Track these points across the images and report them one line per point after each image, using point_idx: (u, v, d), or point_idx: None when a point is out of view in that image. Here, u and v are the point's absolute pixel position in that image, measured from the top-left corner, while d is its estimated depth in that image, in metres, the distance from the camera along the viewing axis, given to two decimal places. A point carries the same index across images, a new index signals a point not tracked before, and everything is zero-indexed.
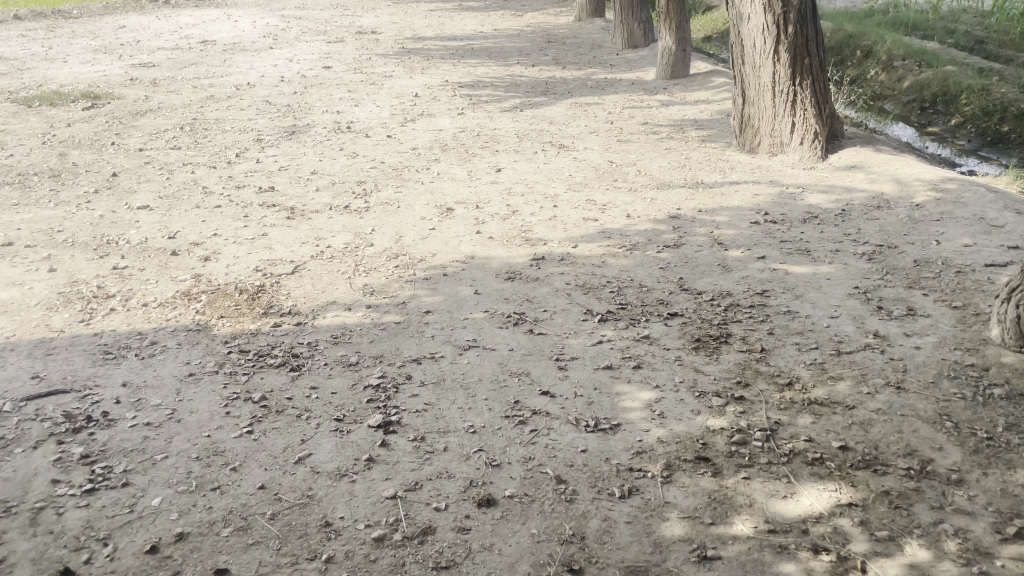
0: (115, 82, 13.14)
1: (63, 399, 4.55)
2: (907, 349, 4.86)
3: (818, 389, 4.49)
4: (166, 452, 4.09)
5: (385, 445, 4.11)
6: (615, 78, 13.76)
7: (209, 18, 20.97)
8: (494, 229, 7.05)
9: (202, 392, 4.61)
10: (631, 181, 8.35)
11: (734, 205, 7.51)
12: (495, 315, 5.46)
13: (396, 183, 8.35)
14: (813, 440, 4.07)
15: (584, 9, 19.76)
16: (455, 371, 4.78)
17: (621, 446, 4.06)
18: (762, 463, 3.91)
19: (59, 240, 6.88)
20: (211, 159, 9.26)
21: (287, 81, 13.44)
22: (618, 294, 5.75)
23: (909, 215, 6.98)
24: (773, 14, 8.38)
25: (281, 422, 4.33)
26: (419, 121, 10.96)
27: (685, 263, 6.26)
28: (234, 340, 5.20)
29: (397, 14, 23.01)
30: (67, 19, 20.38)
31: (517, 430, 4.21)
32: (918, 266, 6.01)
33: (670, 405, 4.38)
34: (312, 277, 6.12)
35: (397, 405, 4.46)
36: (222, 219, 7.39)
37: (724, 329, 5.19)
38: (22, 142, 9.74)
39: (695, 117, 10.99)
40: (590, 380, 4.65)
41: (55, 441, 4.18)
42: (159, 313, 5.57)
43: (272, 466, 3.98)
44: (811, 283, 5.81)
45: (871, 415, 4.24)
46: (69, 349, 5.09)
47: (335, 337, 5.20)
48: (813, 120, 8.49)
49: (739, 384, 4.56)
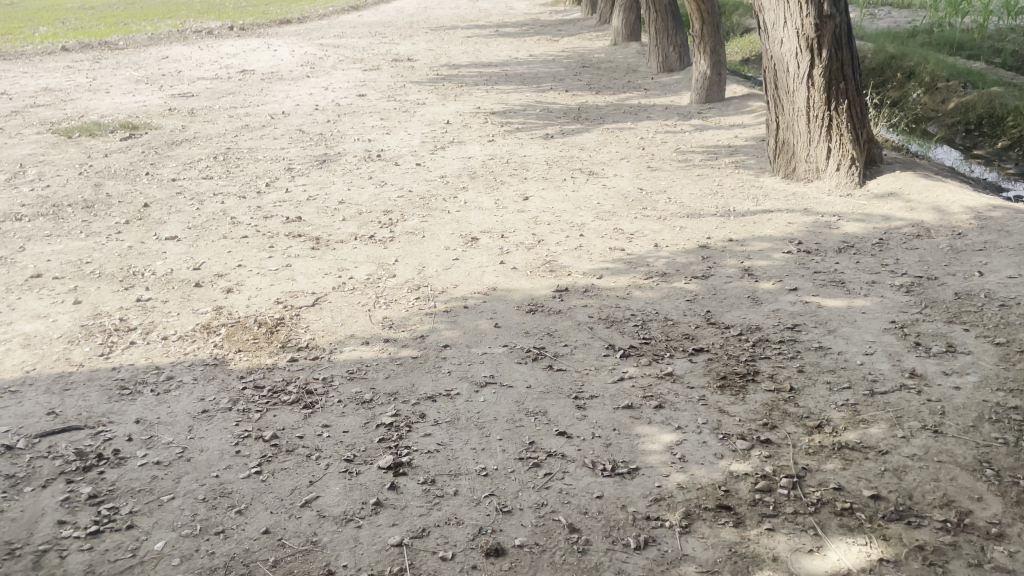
0: (154, 112, 13.39)
1: (76, 436, 4.52)
2: (946, 389, 4.61)
3: (850, 432, 4.27)
4: (173, 493, 4.02)
5: (394, 488, 3.99)
6: (649, 103, 13.63)
7: (249, 47, 21.38)
8: (519, 259, 6.95)
9: (213, 430, 4.54)
10: (661, 210, 8.18)
11: (767, 234, 7.30)
12: (514, 349, 5.33)
13: (423, 212, 8.30)
14: (842, 488, 3.85)
15: (620, 33, 19.71)
16: (471, 410, 4.65)
17: (639, 492, 3.88)
18: (788, 514, 3.70)
19: (87, 272, 6.93)
20: (242, 189, 9.33)
21: (321, 110, 13.55)
22: (642, 328, 5.58)
23: (950, 245, 6.71)
24: (806, 38, 8.18)
25: (291, 462, 4.24)
26: (449, 149, 10.95)
27: (713, 295, 6.07)
28: (250, 375, 5.14)
29: (433, 41, 23.21)
30: (113, 50, 20.91)
31: (530, 474, 4.06)
32: (959, 300, 5.74)
33: (692, 448, 4.19)
34: (332, 309, 6.07)
35: (408, 445, 4.34)
36: (248, 249, 7.40)
37: (751, 366, 4.99)
38: (59, 173, 9.92)
39: (729, 142, 10.81)
40: (609, 420, 4.48)
41: (64, 480, 4.14)
42: (178, 347, 5.55)
43: (278, 509, 3.88)
44: (845, 317, 5.58)
45: (905, 461, 4.01)
46: (87, 384, 5.08)
47: (351, 373, 5.12)
48: (850, 146, 8.25)
49: (765, 426, 4.36)
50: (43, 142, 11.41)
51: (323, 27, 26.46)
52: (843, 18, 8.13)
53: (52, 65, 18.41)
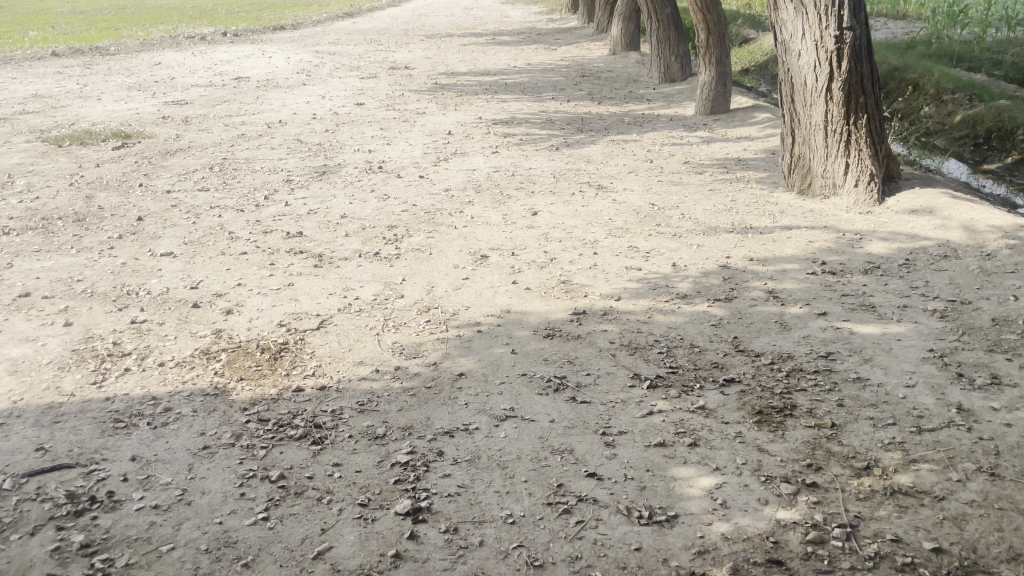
0: (147, 120, 13.05)
1: (67, 475, 4.19)
2: (997, 427, 4.33)
3: (900, 475, 3.99)
4: (173, 543, 3.70)
5: (413, 538, 3.69)
6: (654, 114, 13.37)
7: (243, 53, 21.03)
8: (531, 279, 6.65)
9: (215, 469, 4.22)
10: (675, 226, 7.92)
11: (788, 253, 7.04)
12: (534, 379, 5.03)
13: (429, 227, 8.00)
14: (901, 539, 3.56)
15: (619, 43, 19.46)
16: (492, 447, 4.35)
17: (681, 544, 3.59)
18: (845, 570, 3.41)
19: (78, 290, 6.60)
20: (239, 202, 9.00)
21: (319, 119, 13.25)
22: (667, 355, 5.29)
23: (981, 266, 6.46)
24: (826, 51, 7.92)
25: (300, 507, 3.92)
26: (452, 160, 10.67)
27: (739, 319, 5.79)
28: (253, 407, 4.82)
29: (430, 49, 22.88)
30: (104, 55, 20.57)
31: (561, 521, 3.76)
32: (996, 326, 5.49)
33: (733, 493, 3.90)
34: (338, 333, 5.75)
35: (427, 488, 4.04)
36: (247, 267, 7.08)
37: (787, 400, 4.70)
38: (49, 184, 9.59)
39: (739, 155, 10.56)
40: (642, 460, 4.19)
41: (54, 527, 3.81)
42: (176, 374, 5.23)
43: (288, 562, 3.57)
44: (880, 345, 5.30)
45: (964, 509, 3.73)
46: (78, 417, 4.74)
47: (361, 405, 4.80)
48: (869, 162, 8.00)
49: (810, 468, 4.07)
50: (32, 151, 11.06)
51: (317, 34, 26.17)
52: (863, 30, 7.86)
53: (41, 70, 18.03)
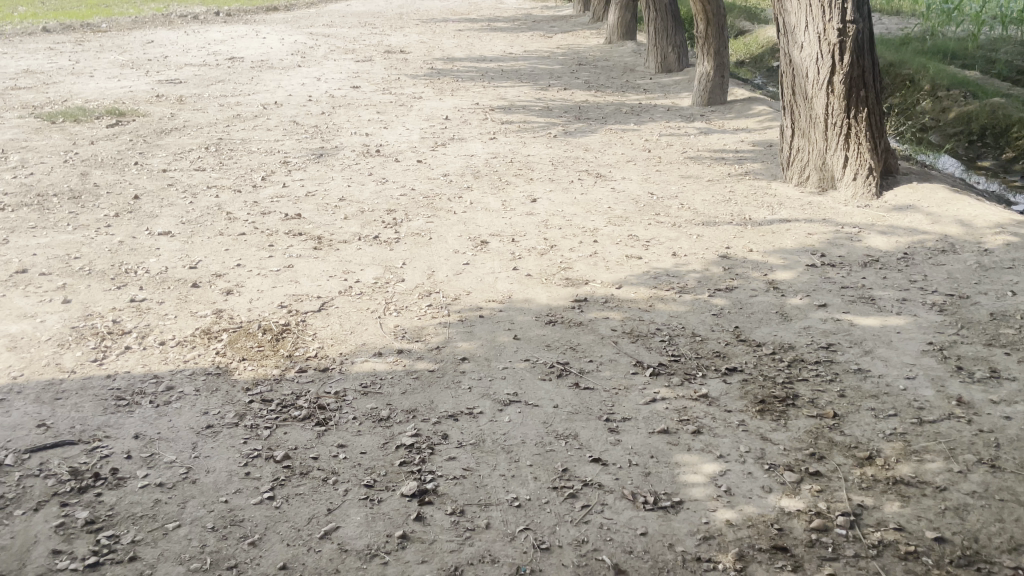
0: (141, 98, 12.92)
1: (70, 452, 4.17)
2: (996, 420, 4.37)
3: (903, 465, 4.03)
4: (179, 520, 3.69)
5: (420, 519, 3.70)
6: (651, 104, 13.36)
7: (237, 34, 20.85)
8: (532, 265, 6.65)
9: (219, 449, 4.21)
10: (674, 215, 7.94)
11: (787, 245, 7.07)
12: (537, 364, 5.04)
13: (428, 212, 7.98)
14: (904, 529, 3.60)
15: (615, 32, 19.40)
16: (496, 431, 4.36)
17: (687, 529, 3.62)
18: (849, 557, 3.45)
19: (75, 268, 6.54)
20: (236, 182, 8.94)
21: (315, 101, 13.16)
22: (669, 343, 5.32)
23: (978, 261, 6.51)
24: (828, 44, 7.92)
25: (306, 487, 3.93)
26: (450, 145, 10.64)
27: (740, 309, 5.82)
28: (256, 388, 4.81)
29: (425, 33, 22.75)
30: (95, 32, 20.33)
31: (567, 505, 3.78)
32: (994, 320, 5.54)
33: (737, 480, 3.93)
34: (340, 315, 5.74)
35: (433, 470, 4.05)
36: (245, 247, 7.05)
37: (789, 389, 4.73)
38: (43, 160, 9.49)
39: (737, 146, 10.57)
40: (645, 446, 4.21)
41: (58, 502, 3.80)
42: (177, 353, 5.20)
43: (295, 541, 3.58)
44: (881, 337, 5.34)
45: (966, 499, 3.77)
46: (80, 394, 4.72)
47: (365, 387, 4.80)
48: (868, 156, 8.03)
49: (813, 457, 4.11)
50: (25, 127, 10.94)
51: (312, 16, 26.00)
52: (866, 24, 7.86)
53: (32, 46, 17.81)
